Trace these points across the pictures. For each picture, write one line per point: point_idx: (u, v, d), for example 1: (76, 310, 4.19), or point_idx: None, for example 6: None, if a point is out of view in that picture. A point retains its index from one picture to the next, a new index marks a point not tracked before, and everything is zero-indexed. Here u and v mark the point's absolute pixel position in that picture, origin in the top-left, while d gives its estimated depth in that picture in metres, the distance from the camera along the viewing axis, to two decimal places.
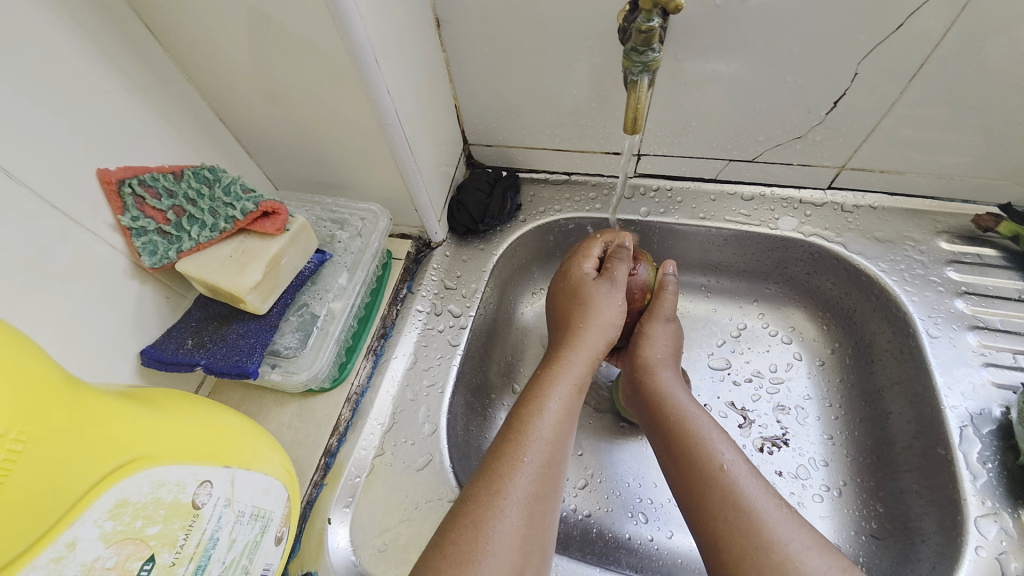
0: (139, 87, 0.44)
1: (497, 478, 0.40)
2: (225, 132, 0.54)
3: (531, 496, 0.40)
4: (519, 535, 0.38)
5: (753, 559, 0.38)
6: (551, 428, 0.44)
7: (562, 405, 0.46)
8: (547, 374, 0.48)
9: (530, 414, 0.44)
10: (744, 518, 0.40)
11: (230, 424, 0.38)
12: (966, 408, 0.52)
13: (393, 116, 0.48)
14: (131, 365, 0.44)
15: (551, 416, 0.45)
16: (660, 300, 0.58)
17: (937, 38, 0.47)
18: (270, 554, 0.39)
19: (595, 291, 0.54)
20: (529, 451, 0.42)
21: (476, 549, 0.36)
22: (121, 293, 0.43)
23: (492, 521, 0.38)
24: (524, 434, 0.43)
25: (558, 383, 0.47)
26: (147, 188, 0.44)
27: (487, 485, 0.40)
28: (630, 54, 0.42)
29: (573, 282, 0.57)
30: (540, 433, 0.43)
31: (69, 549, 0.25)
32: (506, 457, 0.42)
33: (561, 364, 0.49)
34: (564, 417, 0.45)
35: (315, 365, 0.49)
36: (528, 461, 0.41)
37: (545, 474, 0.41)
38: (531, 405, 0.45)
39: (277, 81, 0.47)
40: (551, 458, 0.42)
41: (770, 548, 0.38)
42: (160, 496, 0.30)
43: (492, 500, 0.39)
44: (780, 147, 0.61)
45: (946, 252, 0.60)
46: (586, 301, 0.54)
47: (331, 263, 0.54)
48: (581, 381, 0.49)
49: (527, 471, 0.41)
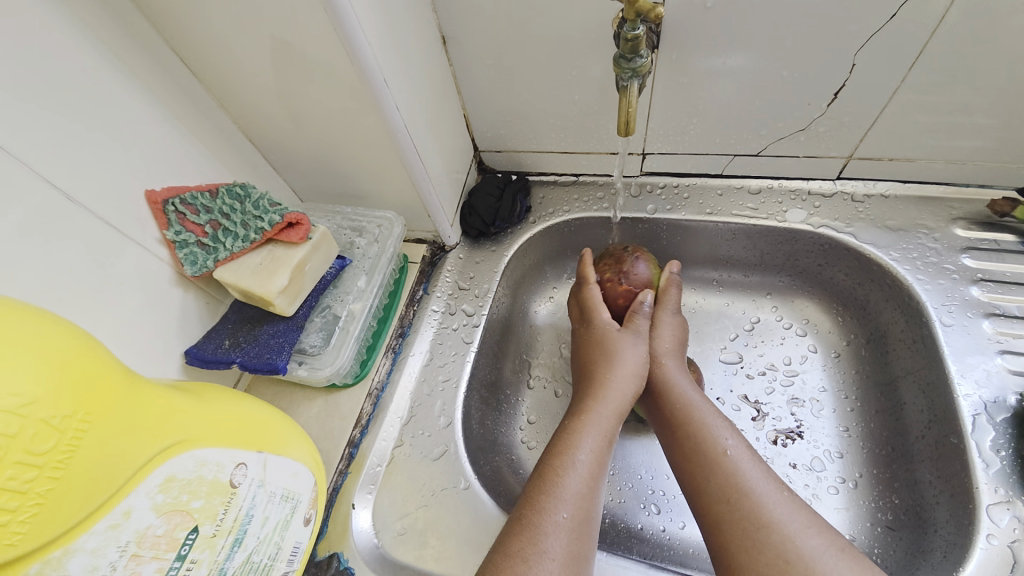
0: (179, 115, 0.50)
1: (530, 525, 0.42)
2: (254, 151, 0.59)
3: (565, 554, 0.41)
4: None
5: (754, 540, 0.39)
6: (580, 481, 0.45)
7: (591, 458, 0.47)
8: (574, 427, 0.49)
9: (559, 468, 0.46)
10: (747, 498, 0.41)
11: (262, 414, 0.42)
12: (980, 396, 0.51)
13: (402, 130, 0.52)
14: (177, 364, 0.50)
15: (579, 470, 0.46)
16: (666, 292, 0.60)
17: (932, 24, 0.47)
18: (299, 533, 0.43)
19: (619, 342, 0.56)
20: (559, 505, 0.43)
21: None
22: (167, 299, 0.49)
23: (529, 570, 0.39)
24: (553, 489, 0.44)
25: (585, 436, 0.48)
26: (188, 205, 0.49)
27: (522, 536, 0.41)
28: (619, 61, 0.44)
29: (595, 330, 0.58)
30: (569, 487, 0.44)
31: (125, 517, 0.30)
32: (535, 511, 0.43)
33: (588, 417, 0.50)
34: (593, 469, 0.46)
35: (338, 361, 0.53)
36: (558, 517, 0.42)
37: (576, 530, 0.42)
38: (561, 459, 0.46)
39: (299, 103, 0.52)
40: (581, 513, 0.43)
41: (770, 529, 0.39)
42: (203, 474, 0.35)
43: (527, 546, 0.40)
44: (784, 140, 0.62)
45: (961, 240, 0.59)
46: (610, 351, 0.55)
47: (352, 267, 0.58)
48: (609, 432, 0.50)
49: (558, 529, 0.42)
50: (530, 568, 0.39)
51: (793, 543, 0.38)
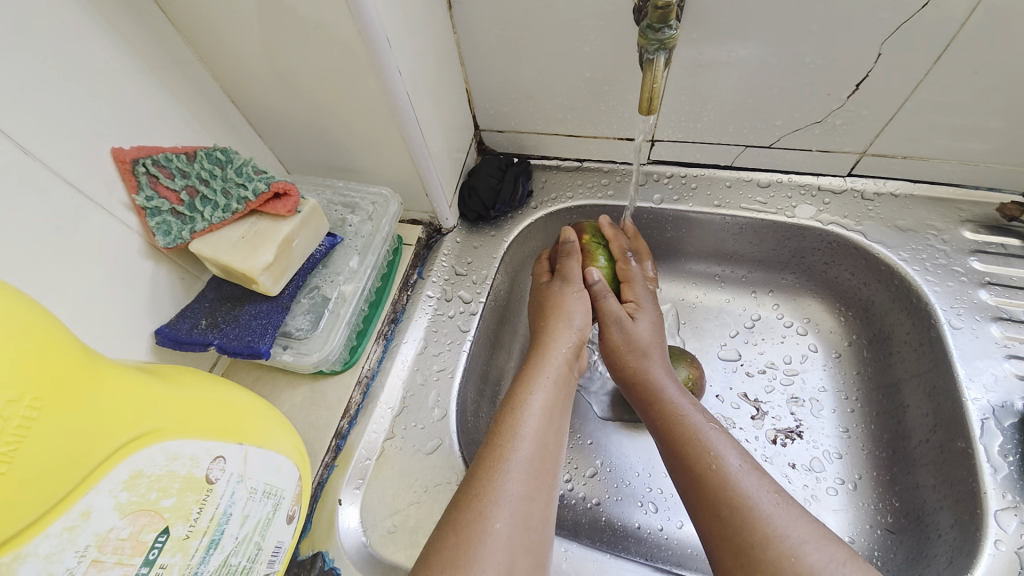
0: (152, 67, 0.44)
1: (484, 471, 0.39)
2: (237, 114, 0.54)
3: (519, 495, 0.38)
4: (510, 534, 0.36)
5: (751, 558, 0.37)
6: (533, 425, 0.43)
7: (544, 403, 0.45)
8: (523, 378, 0.47)
9: (509, 416, 0.43)
10: (739, 513, 0.39)
11: (243, 402, 0.38)
12: (987, 400, 0.51)
13: (403, 98, 0.48)
14: (147, 344, 0.45)
15: (532, 415, 0.44)
16: (602, 307, 0.55)
17: (964, 18, 0.45)
18: (282, 531, 0.39)
19: (552, 293, 0.55)
20: (512, 449, 0.41)
21: (459, 558, 0.34)
22: (136, 273, 0.44)
23: (484, 514, 0.37)
24: (504, 434, 0.42)
25: (535, 383, 0.46)
26: (161, 168, 0.44)
27: (468, 490, 0.38)
28: (645, 32, 0.41)
29: (538, 292, 0.58)
30: (521, 431, 0.42)
31: (83, 519, 0.26)
32: (484, 460, 0.40)
33: (537, 366, 0.48)
34: (547, 415, 0.44)
35: (326, 347, 0.49)
36: (511, 461, 0.40)
37: (532, 472, 0.40)
38: (513, 404, 0.44)
39: (288, 62, 0.47)
40: (537, 455, 0.41)
41: (766, 545, 0.37)
42: (175, 469, 0.31)
43: (478, 493, 0.38)
44: (799, 133, 0.60)
45: (970, 242, 0.59)
46: (548, 305, 0.55)
47: (342, 246, 0.54)
48: (559, 379, 0.48)
49: (511, 471, 0.39)
50: (483, 511, 0.37)
51: (790, 559, 0.36)
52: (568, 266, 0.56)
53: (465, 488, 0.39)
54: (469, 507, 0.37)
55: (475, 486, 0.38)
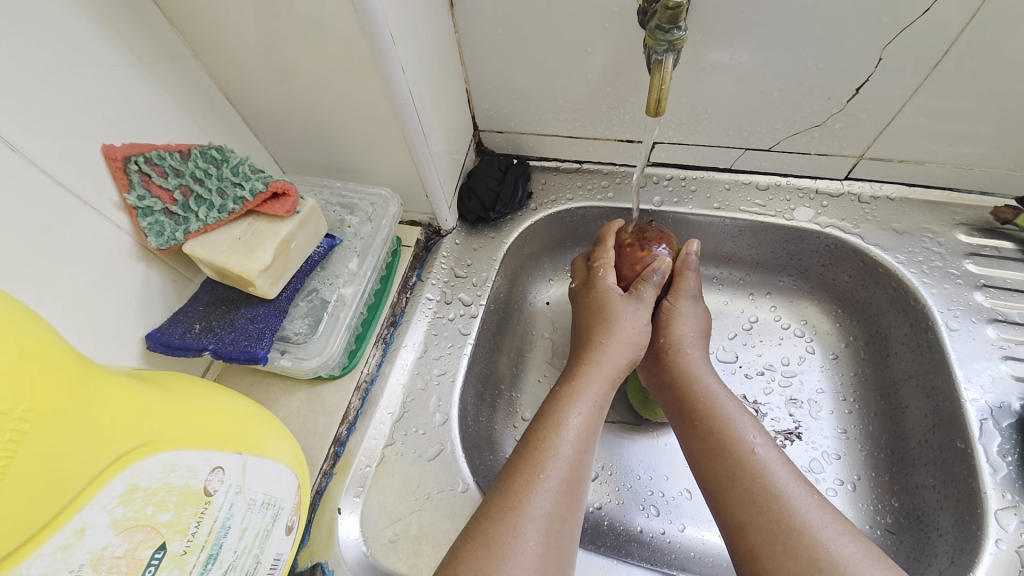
0: (144, 61, 0.42)
1: (520, 487, 0.39)
2: (231, 112, 0.52)
3: (551, 515, 0.38)
4: (543, 553, 0.37)
5: (785, 544, 0.37)
6: (572, 444, 0.42)
7: (582, 421, 0.44)
8: (565, 391, 0.47)
9: (550, 430, 0.43)
10: (775, 501, 0.39)
11: (241, 410, 0.37)
12: (985, 401, 0.52)
13: (406, 96, 0.47)
14: (137, 349, 0.43)
15: (571, 432, 0.43)
16: (682, 279, 0.56)
17: (963, 24, 0.46)
18: (280, 543, 0.38)
19: (621, 308, 0.52)
20: (550, 467, 0.41)
21: (488, 569, 0.35)
22: (127, 275, 0.42)
23: (516, 530, 0.37)
24: (543, 450, 0.41)
25: (578, 399, 0.46)
26: (154, 166, 0.43)
27: (501, 502, 0.39)
28: (655, 32, 0.41)
29: (597, 295, 0.54)
30: (559, 448, 0.42)
31: (77, 536, 0.24)
32: (520, 476, 0.40)
33: (582, 380, 0.47)
34: (585, 433, 0.44)
35: (326, 351, 0.48)
36: (547, 479, 0.40)
37: (565, 491, 0.40)
38: (549, 421, 0.44)
39: (286, 58, 0.45)
40: (572, 475, 0.41)
41: (802, 534, 0.37)
42: (171, 482, 0.29)
43: (513, 505, 0.38)
44: (798, 136, 0.60)
45: (964, 245, 0.60)
46: (611, 316, 0.52)
47: (341, 247, 0.53)
48: (602, 397, 0.47)
49: (546, 489, 0.39)
50: (517, 527, 0.37)
51: (826, 552, 0.36)
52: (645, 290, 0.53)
53: (496, 497, 0.39)
54: (501, 517, 0.38)
55: (510, 499, 0.39)
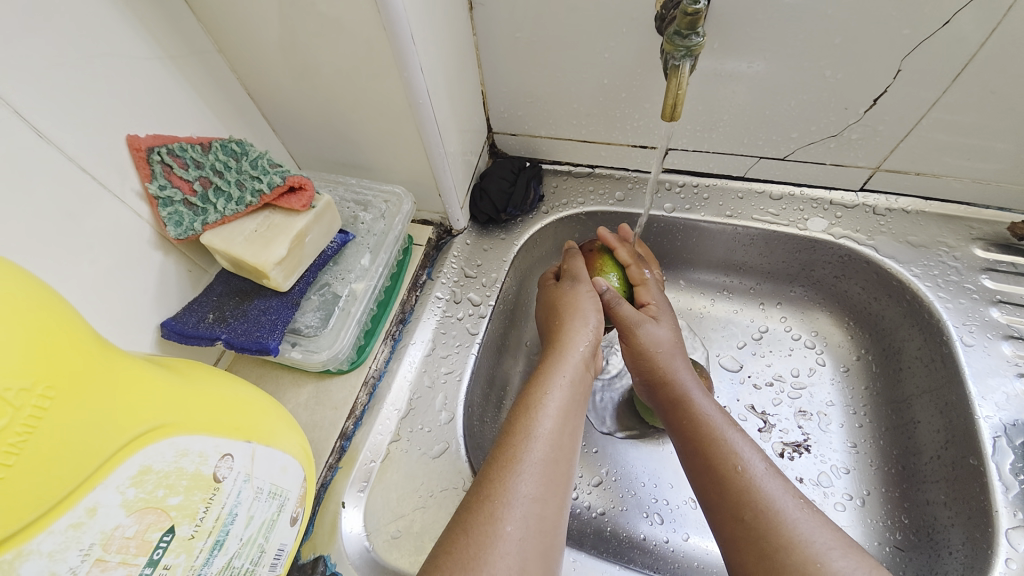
0: (170, 55, 0.43)
1: (500, 471, 0.39)
2: (253, 108, 0.53)
3: (531, 497, 0.38)
4: (522, 537, 0.36)
5: (774, 561, 0.37)
6: (549, 424, 0.42)
7: (558, 401, 0.44)
8: (538, 375, 0.47)
9: (525, 415, 0.43)
10: (763, 517, 0.39)
11: (252, 399, 0.38)
12: (999, 418, 0.51)
13: (423, 95, 0.47)
14: (151, 336, 0.44)
15: (547, 414, 0.43)
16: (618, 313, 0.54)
17: (980, 40, 0.46)
18: (285, 534, 0.38)
19: (568, 293, 0.55)
20: (527, 450, 0.40)
21: (470, 559, 0.34)
22: (145, 263, 0.43)
23: (495, 517, 0.36)
24: (519, 433, 0.41)
25: (552, 382, 0.46)
26: (175, 157, 0.43)
27: (482, 491, 0.38)
28: (673, 38, 0.42)
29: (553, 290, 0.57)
30: (536, 429, 0.42)
31: (89, 515, 0.25)
32: (499, 462, 0.40)
33: (555, 364, 0.48)
34: (562, 413, 0.44)
35: (336, 345, 0.48)
36: (525, 462, 0.40)
37: (544, 474, 0.40)
38: (527, 404, 0.44)
39: (308, 57, 0.46)
40: (551, 457, 0.41)
41: (789, 550, 0.37)
42: (183, 466, 0.29)
43: (493, 494, 0.38)
44: (814, 146, 0.59)
45: (981, 260, 0.59)
46: (564, 305, 0.53)
47: (354, 243, 0.53)
48: (577, 378, 0.47)
49: (525, 472, 0.39)
50: (497, 513, 0.37)
51: (817, 565, 0.35)
52: (575, 267, 0.58)
53: (479, 486, 0.39)
54: (482, 506, 0.37)
55: (490, 486, 0.38)
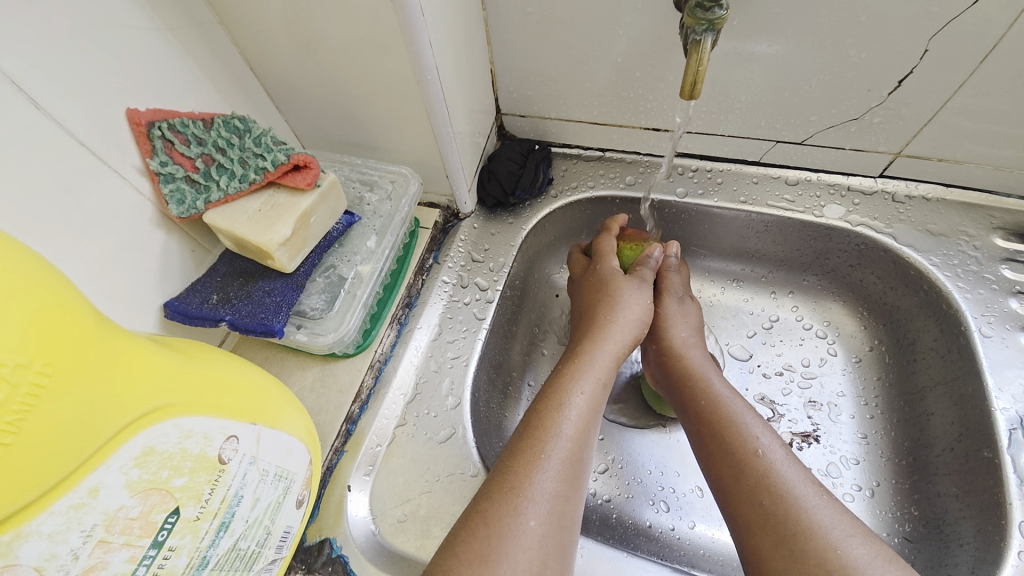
0: (170, 26, 0.42)
1: (523, 467, 0.38)
2: (256, 84, 0.52)
3: (553, 495, 0.37)
4: (544, 533, 0.36)
5: (791, 546, 0.36)
6: (576, 424, 0.42)
7: (587, 399, 0.43)
8: (568, 370, 0.46)
9: (552, 409, 0.42)
10: (781, 502, 0.38)
11: (257, 380, 0.37)
12: (1016, 411, 0.50)
13: (431, 71, 0.46)
14: (155, 316, 0.43)
15: (574, 412, 0.42)
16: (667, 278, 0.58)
17: (1012, 19, 0.44)
18: (291, 517, 0.38)
19: (616, 285, 0.53)
20: (552, 446, 0.40)
21: (490, 551, 0.34)
22: (147, 242, 0.42)
23: (518, 511, 0.36)
24: (545, 430, 0.41)
25: (581, 378, 0.45)
26: (176, 133, 0.42)
27: (503, 483, 0.38)
28: (694, 11, 0.40)
29: (601, 275, 0.54)
30: (563, 428, 0.41)
31: (91, 496, 0.24)
32: (522, 456, 0.39)
33: (586, 357, 0.47)
34: (588, 412, 0.43)
35: (342, 328, 0.47)
36: (550, 458, 0.39)
37: (568, 472, 0.39)
38: (554, 400, 0.43)
39: (312, 29, 0.44)
40: (575, 455, 0.40)
41: (808, 535, 0.36)
42: (188, 447, 0.29)
43: (516, 486, 0.37)
44: (833, 130, 0.57)
45: (1001, 250, 0.57)
46: (610, 296, 0.52)
47: (360, 225, 0.52)
48: (606, 374, 0.46)
49: (549, 469, 0.38)
50: (519, 507, 0.36)
51: (835, 553, 0.35)
52: (644, 272, 0.55)
53: (499, 478, 0.38)
54: (504, 498, 0.37)
55: (514, 482, 0.38)
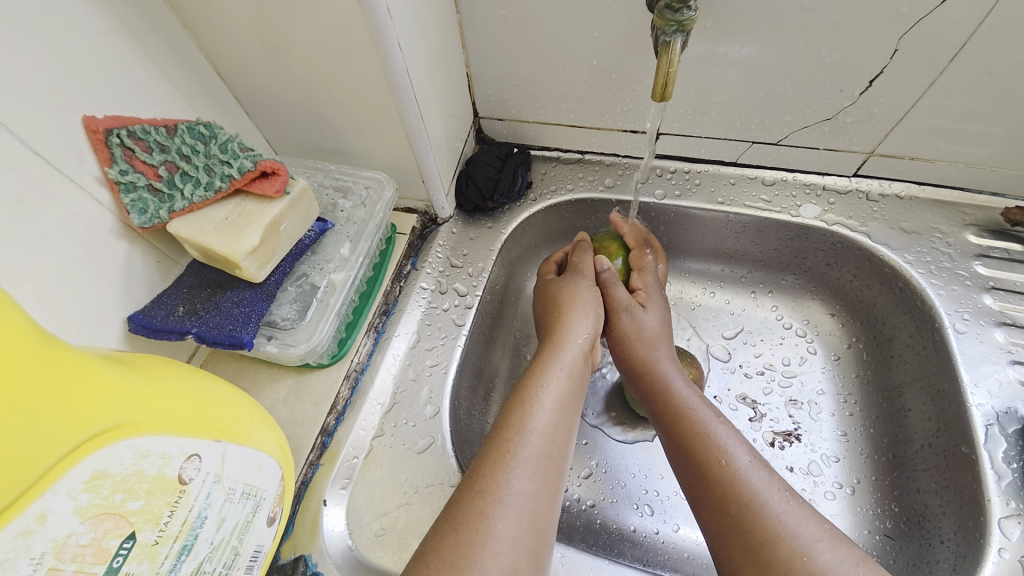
0: (130, 30, 0.41)
1: (490, 468, 0.38)
2: (223, 88, 0.50)
3: (525, 494, 0.37)
4: (514, 536, 0.34)
5: (759, 555, 0.36)
6: (545, 420, 0.41)
7: (555, 396, 0.43)
8: (534, 369, 0.46)
9: (519, 408, 0.42)
10: (749, 512, 0.38)
11: (224, 394, 0.36)
12: (992, 406, 0.51)
13: (403, 74, 0.45)
14: (118, 331, 0.42)
15: (543, 408, 0.42)
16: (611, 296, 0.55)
17: (977, 20, 0.44)
18: (262, 535, 0.36)
19: (564, 284, 0.55)
20: (520, 444, 0.39)
21: (459, 559, 0.33)
22: (110, 253, 0.41)
23: (485, 514, 0.35)
24: (512, 428, 0.40)
25: (548, 375, 0.45)
26: (137, 140, 0.41)
27: (471, 488, 0.37)
28: (664, 12, 0.40)
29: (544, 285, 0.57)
30: (531, 424, 0.41)
31: (39, 522, 0.23)
32: (489, 458, 0.38)
33: (552, 357, 0.47)
34: (559, 409, 0.43)
35: (314, 338, 0.46)
36: (518, 457, 0.38)
37: (540, 471, 0.38)
38: (520, 400, 0.43)
39: (280, 32, 0.43)
40: (545, 452, 0.39)
41: (777, 543, 0.35)
42: (144, 469, 0.28)
43: (481, 488, 0.36)
44: (808, 130, 0.58)
45: (973, 246, 0.58)
46: (561, 296, 0.53)
47: (333, 232, 0.51)
48: (573, 368, 0.46)
49: (518, 467, 0.38)
50: (487, 510, 0.35)
51: (802, 558, 0.34)
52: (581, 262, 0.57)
53: (468, 483, 0.37)
54: (471, 502, 0.36)
55: (481, 482, 0.37)
